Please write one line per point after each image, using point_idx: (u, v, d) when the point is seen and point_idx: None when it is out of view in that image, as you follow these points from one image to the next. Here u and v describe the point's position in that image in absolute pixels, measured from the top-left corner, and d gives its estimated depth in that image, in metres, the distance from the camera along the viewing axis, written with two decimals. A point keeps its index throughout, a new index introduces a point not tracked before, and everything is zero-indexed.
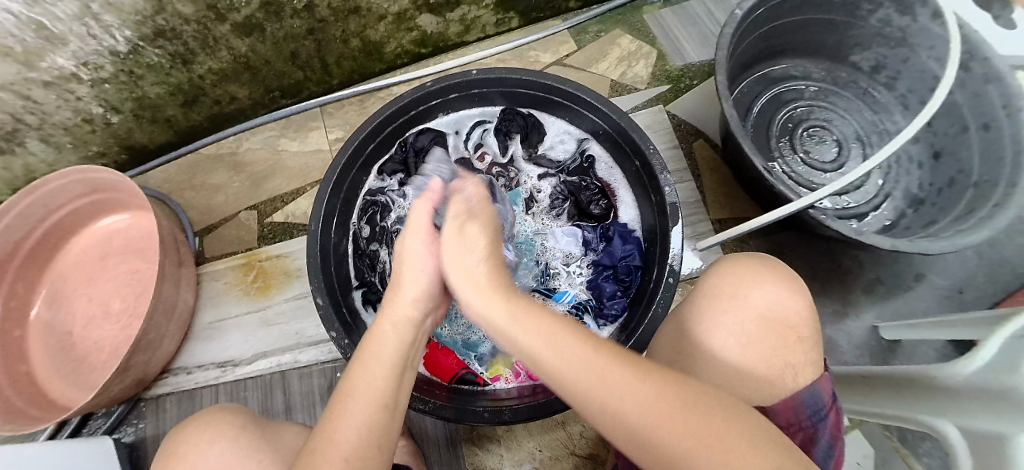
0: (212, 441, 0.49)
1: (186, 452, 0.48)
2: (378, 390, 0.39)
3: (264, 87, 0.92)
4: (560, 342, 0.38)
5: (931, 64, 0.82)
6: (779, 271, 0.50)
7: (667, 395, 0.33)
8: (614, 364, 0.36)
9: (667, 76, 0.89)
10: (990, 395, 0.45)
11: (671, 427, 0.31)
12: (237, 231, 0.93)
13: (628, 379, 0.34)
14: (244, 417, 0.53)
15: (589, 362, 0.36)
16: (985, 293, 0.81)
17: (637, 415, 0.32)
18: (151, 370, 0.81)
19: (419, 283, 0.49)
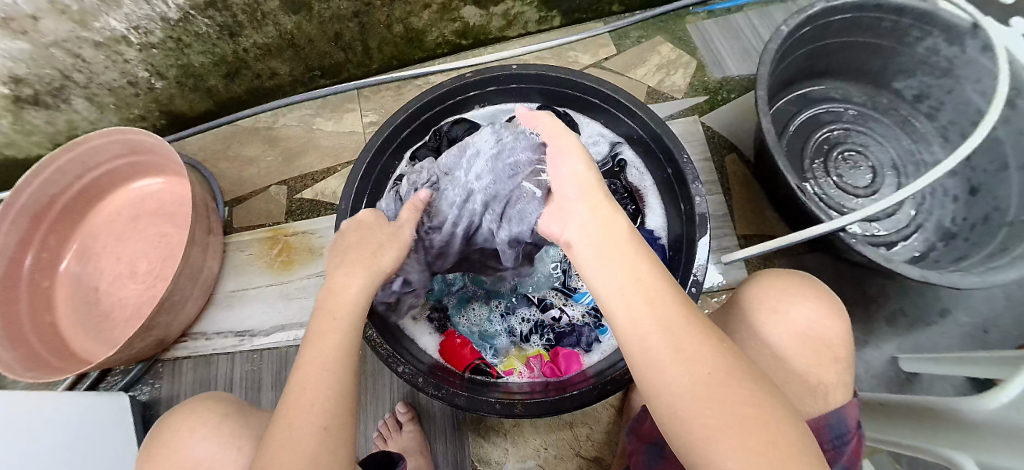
0: (194, 429, 0.50)
1: (173, 436, 0.50)
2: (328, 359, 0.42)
3: (305, 65, 0.94)
4: (659, 319, 0.38)
5: (976, 97, 0.80)
6: (814, 288, 0.50)
7: (747, 400, 0.33)
8: (707, 353, 0.35)
9: (704, 87, 0.89)
10: (1014, 435, 0.44)
11: (742, 433, 0.31)
12: (265, 203, 0.94)
13: (717, 376, 0.34)
14: (226, 403, 0.54)
15: (679, 345, 0.36)
16: (1011, 335, 0.80)
17: (714, 413, 0.32)
18: (172, 331, 0.83)
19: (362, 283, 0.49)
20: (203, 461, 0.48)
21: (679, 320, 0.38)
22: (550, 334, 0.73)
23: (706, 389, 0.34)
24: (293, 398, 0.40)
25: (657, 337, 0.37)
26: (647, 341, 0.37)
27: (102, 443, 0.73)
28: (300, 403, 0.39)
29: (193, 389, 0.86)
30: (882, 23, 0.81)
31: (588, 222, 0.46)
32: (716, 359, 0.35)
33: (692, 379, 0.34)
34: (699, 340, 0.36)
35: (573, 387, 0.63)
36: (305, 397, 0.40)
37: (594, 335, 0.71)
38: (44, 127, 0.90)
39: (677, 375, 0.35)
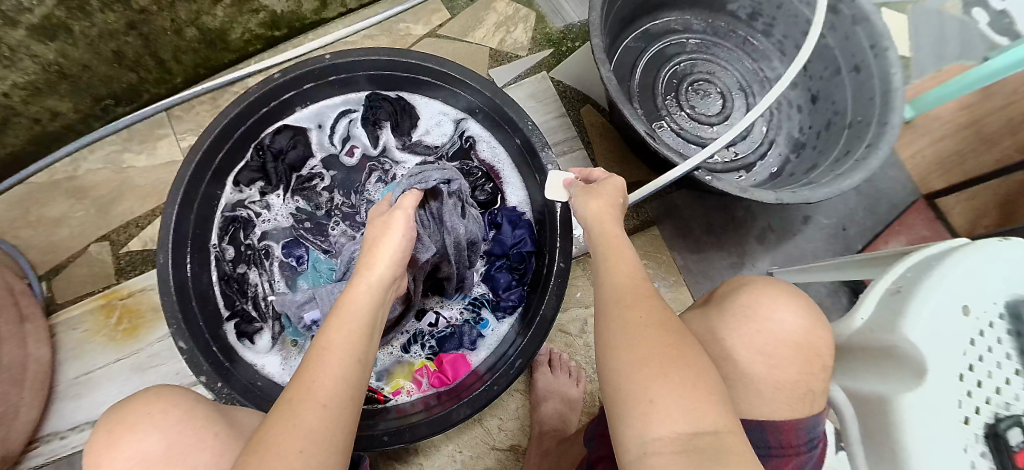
0: (164, 411, 0.42)
1: (120, 425, 0.41)
2: (355, 356, 0.36)
3: (92, 96, 0.79)
4: (637, 290, 0.38)
5: (803, 8, 0.82)
6: (792, 292, 0.47)
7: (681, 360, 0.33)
8: (661, 317, 0.36)
9: (548, 40, 0.84)
10: (878, 357, 0.47)
11: (665, 383, 0.32)
12: (88, 267, 0.80)
13: (671, 342, 0.34)
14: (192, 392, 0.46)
15: (636, 315, 0.36)
16: (866, 227, 0.86)
17: (648, 365, 0.33)
18: (13, 444, 0.70)
19: (390, 258, 0.44)
20: (175, 453, 0.40)
21: (637, 294, 0.38)
22: (432, 341, 0.68)
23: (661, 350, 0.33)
24: (298, 396, 0.32)
25: (618, 318, 0.36)
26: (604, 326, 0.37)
27: None
28: (308, 405, 0.32)
29: None
30: None
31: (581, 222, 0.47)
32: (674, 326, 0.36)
33: (642, 340, 0.34)
34: (655, 311, 0.36)
35: (466, 392, 0.60)
36: (309, 402, 0.32)
37: (477, 331, 0.67)
38: None
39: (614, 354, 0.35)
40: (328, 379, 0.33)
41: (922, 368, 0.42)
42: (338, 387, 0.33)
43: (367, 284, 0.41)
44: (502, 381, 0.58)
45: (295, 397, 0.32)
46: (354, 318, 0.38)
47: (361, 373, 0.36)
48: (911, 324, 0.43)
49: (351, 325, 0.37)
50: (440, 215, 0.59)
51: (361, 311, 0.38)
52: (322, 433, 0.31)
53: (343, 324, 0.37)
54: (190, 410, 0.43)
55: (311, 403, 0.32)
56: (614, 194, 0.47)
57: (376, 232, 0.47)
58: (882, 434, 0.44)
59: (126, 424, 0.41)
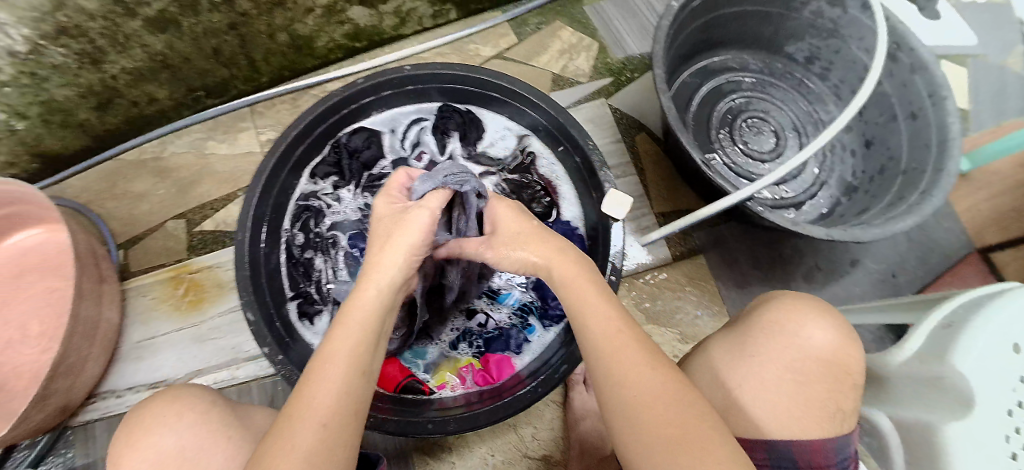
0: (180, 414, 0.47)
1: (139, 426, 0.46)
2: (356, 366, 0.40)
3: (187, 86, 0.86)
4: (615, 345, 0.42)
5: (861, 54, 0.84)
6: (817, 309, 0.50)
7: (681, 420, 0.36)
8: (660, 375, 0.39)
9: (608, 69, 0.88)
10: (923, 389, 0.48)
11: (679, 449, 0.35)
12: (164, 241, 0.86)
13: (671, 405, 0.37)
14: (210, 395, 0.51)
15: (628, 361, 0.40)
16: (916, 275, 0.86)
17: (653, 436, 0.36)
18: (75, 394, 0.75)
19: (397, 265, 0.46)
20: (189, 451, 0.45)
21: (626, 340, 0.42)
22: (479, 341, 0.71)
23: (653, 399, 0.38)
24: (297, 409, 0.37)
25: (624, 374, 0.40)
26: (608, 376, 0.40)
27: None
28: (306, 416, 0.37)
29: None
30: None
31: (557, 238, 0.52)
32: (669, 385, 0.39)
33: (646, 388, 0.39)
34: (645, 360, 0.40)
35: (508, 393, 0.62)
36: (308, 414, 0.37)
37: (523, 335, 0.70)
38: None
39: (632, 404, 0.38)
40: (326, 398, 0.38)
41: (968, 399, 0.43)
42: (335, 407, 0.38)
43: (375, 290, 0.44)
44: (547, 384, 0.61)
45: (293, 416, 0.37)
46: (351, 335, 0.41)
47: (363, 386, 0.40)
48: (959, 358, 0.44)
49: (348, 342, 0.41)
50: (449, 222, 0.59)
51: (355, 326, 0.42)
52: (321, 455, 0.35)
53: (343, 337, 0.41)
54: (203, 411, 0.48)
55: (309, 423, 0.36)
56: (549, 252, 0.49)
57: (383, 230, 0.48)
58: (926, 461, 0.45)
59: (145, 425, 0.46)
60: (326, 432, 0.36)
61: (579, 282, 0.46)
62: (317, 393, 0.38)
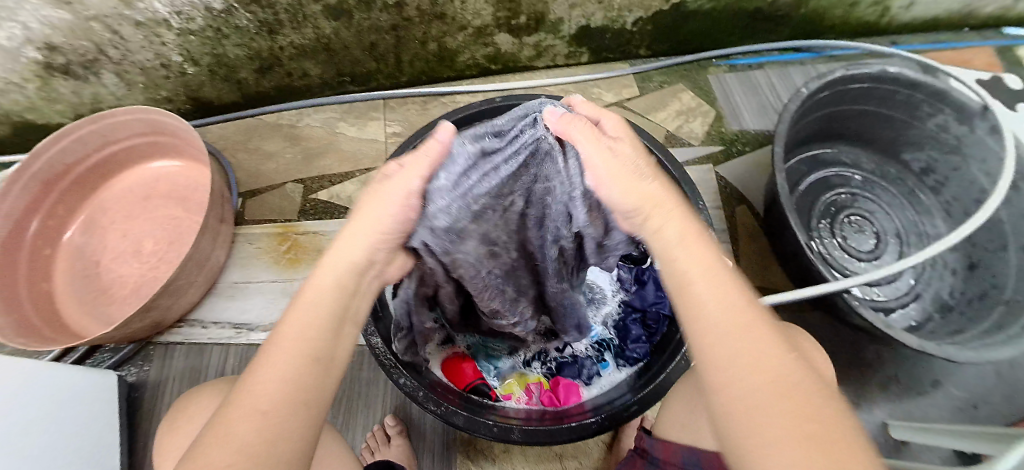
0: (210, 409, 0.53)
1: (182, 417, 0.54)
2: (307, 346, 0.35)
3: (337, 70, 0.96)
4: (732, 320, 0.34)
5: (981, 176, 0.84)
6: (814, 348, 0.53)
7: (814, 416, 0.29)
8: (786, 363, 0.32)
9: (721, 137, 0.94)
10: None
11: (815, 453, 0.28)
12: (280, 200, 0.95)
13: (796, 399, 0.30)
14: (234, 386, 0.56)
15: (751, 345, 0.33)
16: (999, 412, 0.81)
17: (782, 430, 0.29)
18: (168, 316, 0.82)
19: (381, 227, 0.41)
20: None
21: (744, 316, 0.34)
22: (552, 363, 0.75)
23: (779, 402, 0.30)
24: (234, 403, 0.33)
25: (738, 354, 0.33)
26: (712, 357, 0.34)
27: (79, 419, 0.71)
28: (249, 400, 0.33)
29: (182, 376, 0.85)
30: (897, 96, 0.86)
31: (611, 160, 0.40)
32: (797, 371, 0.32)
33: (767, 389, 0.31)
34: (759, 339, 0.33)
35: (571, 419, 0.62)
36: (251, 397, 0.33)
37: (595, 368, 0.73)
38: (69, 98, 0.92)
39: (743, 394, 0.31)
40: (270, 391, 0.33)
41: None
42: (281, 399, 0.33)
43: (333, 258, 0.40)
44: (614, 418, 0.61)
45: (232, 405, 0.33)
46: (306, 322, 0.36)
47: (318, 375, 0.35)
48: None
49: (305, 335, 0.36)
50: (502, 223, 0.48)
51: (324, 307, 0.38)
52: (258, 448, 0.31)
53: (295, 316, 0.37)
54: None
55: (246, 413, 0.32)
56: (661, 193, 0.40)
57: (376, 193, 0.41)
58: None
59: (187, 415, 0.54)
60: (269, 425, 0.32)
61: (693, 242, 0.39)
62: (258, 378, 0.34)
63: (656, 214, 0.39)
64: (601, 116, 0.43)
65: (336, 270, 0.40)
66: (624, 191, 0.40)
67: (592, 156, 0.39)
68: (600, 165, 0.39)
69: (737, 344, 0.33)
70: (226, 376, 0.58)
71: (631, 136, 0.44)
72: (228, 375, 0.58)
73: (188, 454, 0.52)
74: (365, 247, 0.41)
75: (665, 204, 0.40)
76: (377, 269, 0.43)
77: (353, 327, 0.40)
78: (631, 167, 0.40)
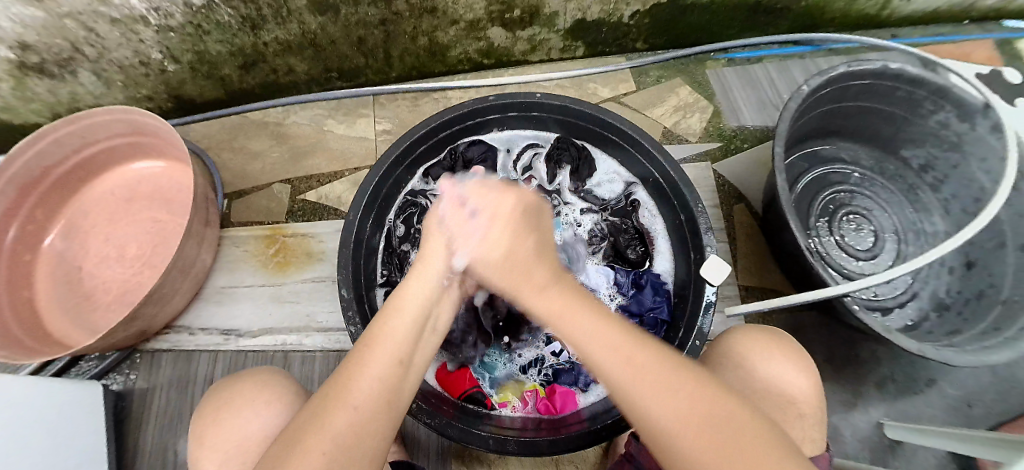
0: (258, 406, 0.52)
1: (223, 406, 0.53)
2: (398, 353, 0.41)
3: (324, 66, 0.93)
4: (619, 354, 0.38)
5: (981, 175, 0.84)
6: (788, 346, 0.57)
7: (734, 427, 0.34)
8: (687, 395, 0.36)
9: (719, 134, 0.92)
10: None
11: (731, 465, 0.32)
12: (267, 201, 0.93)
13: (709, 411, 0.35)
14: (285, 383, 0.56)
15: (648, 387, 0.36)
16: (992, 411, 0.81)
17: (702, 450, 0.33)
18: (155, 324, 0.80)
19: (458, 259, 0.48)
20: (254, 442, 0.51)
21: (639, 358, 0.38)
22: (549, 370, 0.73)
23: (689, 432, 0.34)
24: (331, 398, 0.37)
25: (636, 384, 0.37)
26: (623, 384, 0.37)
27: (65, 433, 0.69)
28: (348, 397, 0.37)
29: (171, 383, 0.83)
30: (898, 92, 0.85)
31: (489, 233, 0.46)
32: (691, 386, 0.36)
33: (676, 426, 0.34)
34: (665, 382, 0.36)
35: (567, 429, 0.62)
36: (350, 393, 0.38)
37: (592, 375, 0.71)
38: (45, 97, 0.88)
39: (666, 418, 0.35)
40: (365, 389, 0.38)
41: None
42: (372, 395, 0.38)
43: (423, 280, 0.46)
44: (611, 426, 0.58)
45: (330, 398, 0.37)
46: (397, 330, 0.42)
47: (404, 378, 0.41)
48: None
49: (395, 341, 0.41)
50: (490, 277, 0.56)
51: (410, 318, 0.43)
52: (351, 441, 0.36)
53: (390, 325, 0.42)
54: (284, 403, 0.53)
55: (341, 408, 0.37)
56: (530, 261, 0.44)
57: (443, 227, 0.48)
58: None
59: (228, 406, 0.53)
60: (364, 422, 0.37)
61: (575, 310, 0.41)
62: (355, 378, 0.39)
63: (533, 289, 0.43)
64: (497, 197, 0.48)
65: (416, 290, 0.45)
66: (496, 247, 0.45)
67: (474, 228, 0.46)
68: (480, 250, 0.46)
69: (645, 391, 0.36)
70: (268, 369, 0.57)
71: (528, 212, 0.48)
72: (269, 369, 0.58)
73: (234, 444, 0.51)
74: (444, 263, 0.47)
75: (545, 283, 0.43)
76: (452, 288, 0.49)
77: (431, 339, 0.46)
78: (512, 238, 0.45)
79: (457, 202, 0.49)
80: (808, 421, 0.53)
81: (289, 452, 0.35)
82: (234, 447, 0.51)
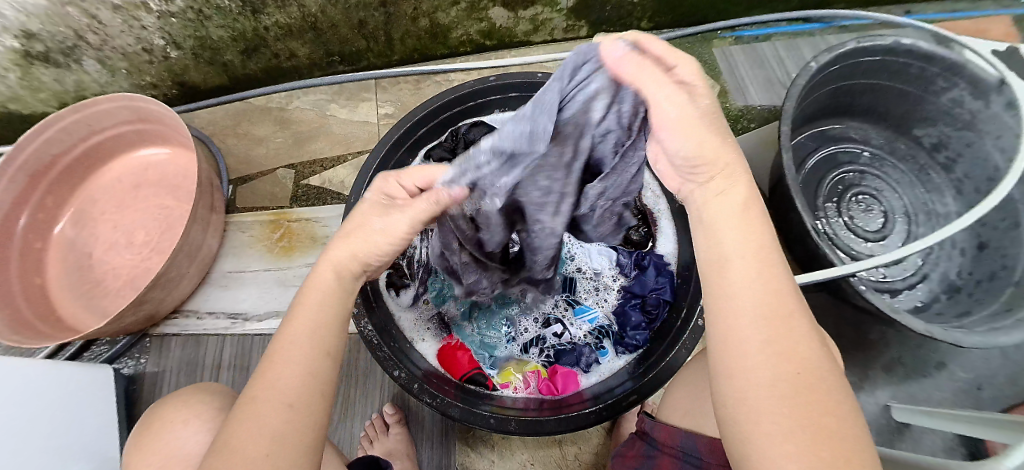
0: (179, 422, 0.53)
1: (149, 428, 0.54)
2: (316, 343, 0.38)
3: (325, 50, 0.92)
4: (768, 287, 0.33)
5: (994, 153, 0.81)
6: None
7: (822, 389, 0.29)
8: (813, 354, 0.31)
9: (725, 114, 0.91)
10: None
11: (800, 421, 0.28)
12: (271, 186, 0.93)
13: (811, 373, 0.30)
14: (211, 395, 0.56)
15: (782, 331, 0.31)
16: (1003, 395, 0.80)
17: (780, 410, 0.29)
18: (163, 308, 0.81)
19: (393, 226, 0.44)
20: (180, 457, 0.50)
21: (781, 301, 0.32)
22: (550, 351, 0.74)
23: (777, 389, 0.29)
24: (257, 398, 0.35)
25: (757, 319, 0.32)
26: (749, 309, 0.32)
27: (78, 414, 0.71)
28: (270, 396, 0.35)
29: (179, 368, 0.85)
30: (909, 69, 0.82)
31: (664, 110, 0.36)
32: (810, 344, 0.31)
33: (769, 370, 0.30)
34: (799, 333, 0.31)
35: (569, 408, 0.62)
36: (276, 389, 0.36)
37: (594, 356, 0.71)
38: (52, 86, 0.89)
39: (765, 361, 0.30)
40: (290, 377, 0.36)
41: None
42: (299, 386, 0.36)
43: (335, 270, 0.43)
44: (612, 407, 0.59)
45: (251, 400, 0.35)
46: (308, 323, 0.39)
47: (330, 368, 0.39)
48: None
49: (310, 333, 0.39)
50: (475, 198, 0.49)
51: (323, 306, 0.41)
52: (282, 435, 0.34)
53: (305, 321, 0.39)
54: (206, 417, 0.53)
55: (268, 408, 0.35)
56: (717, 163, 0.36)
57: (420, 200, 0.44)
58: None
59: (154, 427, 0.53)
60: (288, 421, 0.35)
61: (754, 222, 0.35)
62: (274, 381, 0.36)
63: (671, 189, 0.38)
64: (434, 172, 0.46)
65: (340, 261, 0.43)
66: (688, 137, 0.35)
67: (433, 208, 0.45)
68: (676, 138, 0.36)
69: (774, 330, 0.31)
70: (194, 386, 0.58)
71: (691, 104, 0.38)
72: (189, 386, 0.58)
73: (158, 466, 0.51)
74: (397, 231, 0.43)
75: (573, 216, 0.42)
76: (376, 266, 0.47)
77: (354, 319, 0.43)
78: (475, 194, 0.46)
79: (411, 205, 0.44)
80: None
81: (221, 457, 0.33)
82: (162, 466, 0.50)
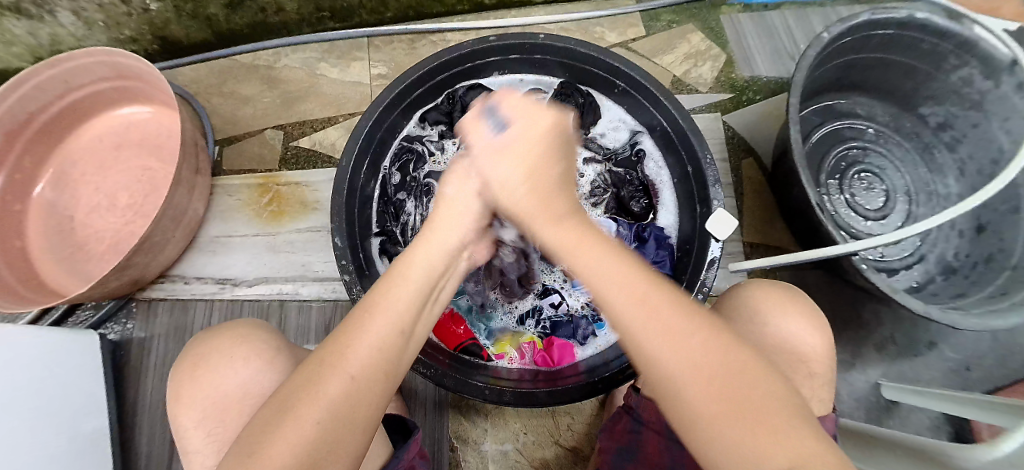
0: (235, 359, 0.51)
1: (201, 361, 0.52)
2: (399, 320, 0.39)
3: (314, 4, 0.87)
4: (632, 291, 0.36)
5: (1000, 135, 0.80)
6: (800, 303, 0.55)
7: (738, 368, 0.32)
8: (703, 340, 0.33)
9: (731, 85, 0.88)
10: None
11: (736, 419, 0.30)
12: (259, 147, 0.90)
13: (718, 356, 0.32)
14: (269, 334, 0.55)
15: (666, 323, 0.34)
16: (991, 376, 0.81)
17: (703, 400, 0.31)
18: (148, 274, 0.78)
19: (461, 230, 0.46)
20: (237, 397, 0.50)
21: (661, 304, 0.35)
22: (547, 323, 0.73)
23: (698, 388, 0.31)
24: (334, 360, 0.36)
25: (643, 321, 0.34)
26: (636, 334, 0.34)
27: (65, 381, 0.70)
28: (346, 363, 0.36)
29: (169, 332, 0.83)
30: (921, 45, 0.80)
31: (503, 170, 0.45)
32: (703, 334, 0.33)
33: (679, 372, 0.32)
34: (692, 330, 0.33)
35: (563, 381, 0.61)
36: (351, 356, 0.36)
37: (591, 328, 0.70)
38: (25, 39, 0.84)
39: (671, 358, 0.33)
40: (363, 355, 0.36)
41: None
42: (369, 364, 0.36)
43: (429, 251, 0.43)
44: (608, 380, 0.57)
45: (326, 363, 0.36)
46: (399, 296, 0.40)
47: (400, 349, 0.38)
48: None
49: (397, 309, 0.39)
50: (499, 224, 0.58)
51: (417, 285, 0.41)
52: (342, 413, 0.34)
53: (394, 295, 0.40)
54: (265, 360, 0.52)
55: (338, 376, 0.35)
56: (553, 187, 0.44)
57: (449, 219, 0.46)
58: None
59: (206, 361, 0.52)
60: (354, 392, 0.35)
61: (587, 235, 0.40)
62: (354, 347, 0.36)
63: (548, 219, 0.42)
64: (537, 112, 0.46)
65: (413, 256, 0.43)
66: (518, 181, 0.44)
67: (505, 158, 0.45)
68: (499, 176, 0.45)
69: (661, 337, 0.33)
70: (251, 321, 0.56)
71: (562, 133, 0.47)
72: (249, 320, 0.57)
73: (210, 402, 0.50)
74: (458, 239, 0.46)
75: None
76: (460, 262, 0.47)
77: (435, 309, 0.44)
78: (539, 156, 0.44)
79: (480, 112, 0.48)
80: (815, 375, 0.52)
81: (281, 415, 0.34)
82: (214, 403, 0.50)
